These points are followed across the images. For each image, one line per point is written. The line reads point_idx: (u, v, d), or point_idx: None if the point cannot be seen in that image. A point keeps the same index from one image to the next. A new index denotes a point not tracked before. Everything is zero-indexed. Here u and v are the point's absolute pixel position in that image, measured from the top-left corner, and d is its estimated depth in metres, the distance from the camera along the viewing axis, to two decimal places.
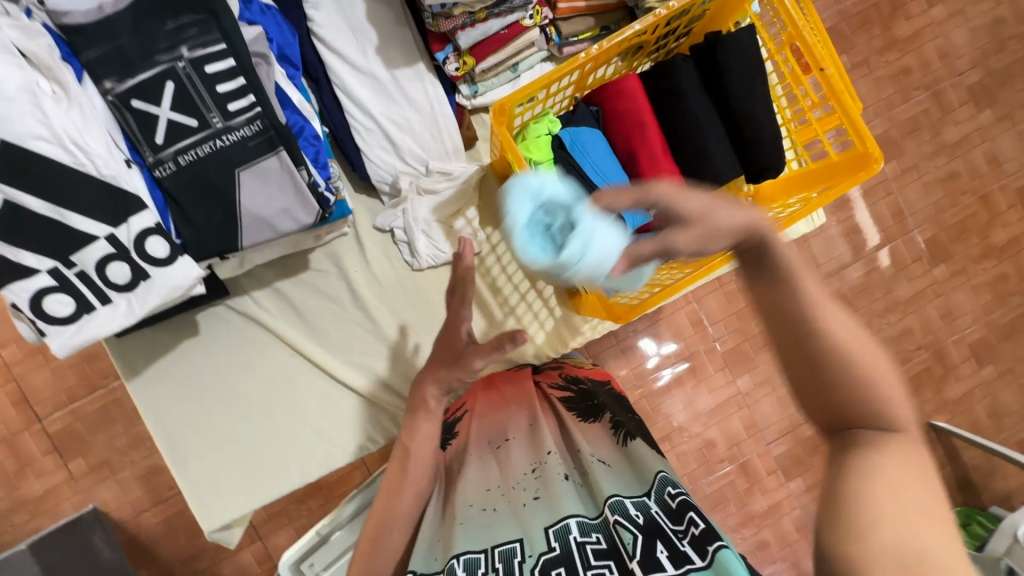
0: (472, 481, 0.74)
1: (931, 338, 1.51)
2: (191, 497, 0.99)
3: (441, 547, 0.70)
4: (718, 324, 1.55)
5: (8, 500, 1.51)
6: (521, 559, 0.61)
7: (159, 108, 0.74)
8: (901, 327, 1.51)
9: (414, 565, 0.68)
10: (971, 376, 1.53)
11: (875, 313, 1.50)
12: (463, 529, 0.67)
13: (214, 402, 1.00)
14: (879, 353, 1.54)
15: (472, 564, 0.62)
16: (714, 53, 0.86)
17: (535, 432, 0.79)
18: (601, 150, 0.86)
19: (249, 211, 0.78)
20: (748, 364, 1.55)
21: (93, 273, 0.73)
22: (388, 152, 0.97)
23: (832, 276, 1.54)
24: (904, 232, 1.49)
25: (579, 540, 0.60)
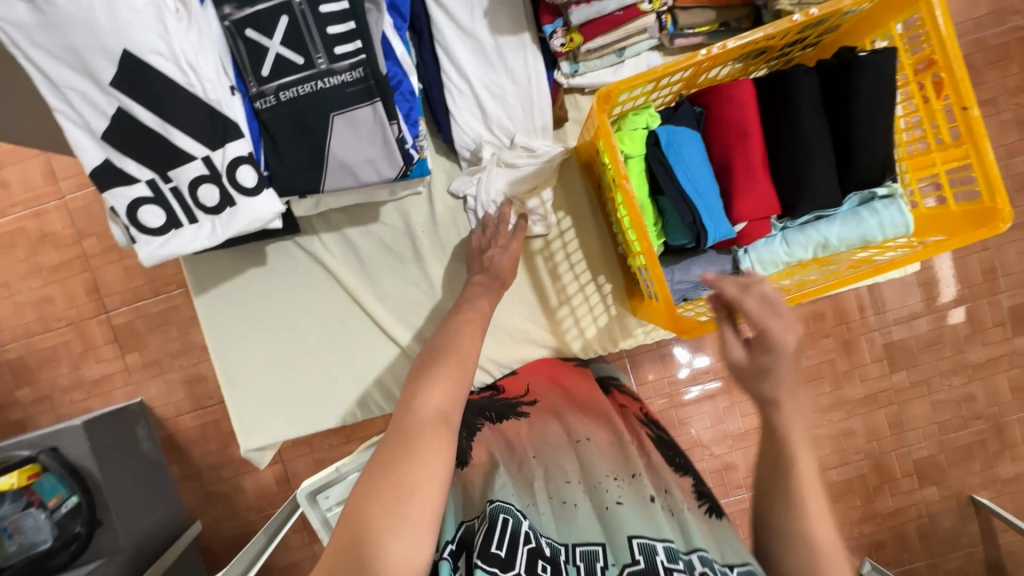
0: (552, 469, 0.76)
1: (993, 410, 1.53)
2: (235, 413, 1.05)
3: (519, 498, 0.70)
4: None
5: (70, 377, 1.64)
6: (604, 565, 0.61)
7: (270, 40, 0.74)
8: (965, 393, 1.54)
9: (494, 492, 0.70)
10: None
11: (940, 371, 1.53)
12: (543, 514, 0.68)
13: (270, 331, 1.04)
14: (935, 414, 1.54)
15: (553, 547, 0.63)
16: (846, 71, 0.78)
17: (620, 444, 0.79)
18: (697, 155, 0.83)
19: (337, 157, 0.80)
20: None
21: (186, 191, 0.76)
22: (476, 119, 0.96)
23: (900, 324, 1.51)
24: (994, 294, 1.50)
25: (666, 565, 0.58)
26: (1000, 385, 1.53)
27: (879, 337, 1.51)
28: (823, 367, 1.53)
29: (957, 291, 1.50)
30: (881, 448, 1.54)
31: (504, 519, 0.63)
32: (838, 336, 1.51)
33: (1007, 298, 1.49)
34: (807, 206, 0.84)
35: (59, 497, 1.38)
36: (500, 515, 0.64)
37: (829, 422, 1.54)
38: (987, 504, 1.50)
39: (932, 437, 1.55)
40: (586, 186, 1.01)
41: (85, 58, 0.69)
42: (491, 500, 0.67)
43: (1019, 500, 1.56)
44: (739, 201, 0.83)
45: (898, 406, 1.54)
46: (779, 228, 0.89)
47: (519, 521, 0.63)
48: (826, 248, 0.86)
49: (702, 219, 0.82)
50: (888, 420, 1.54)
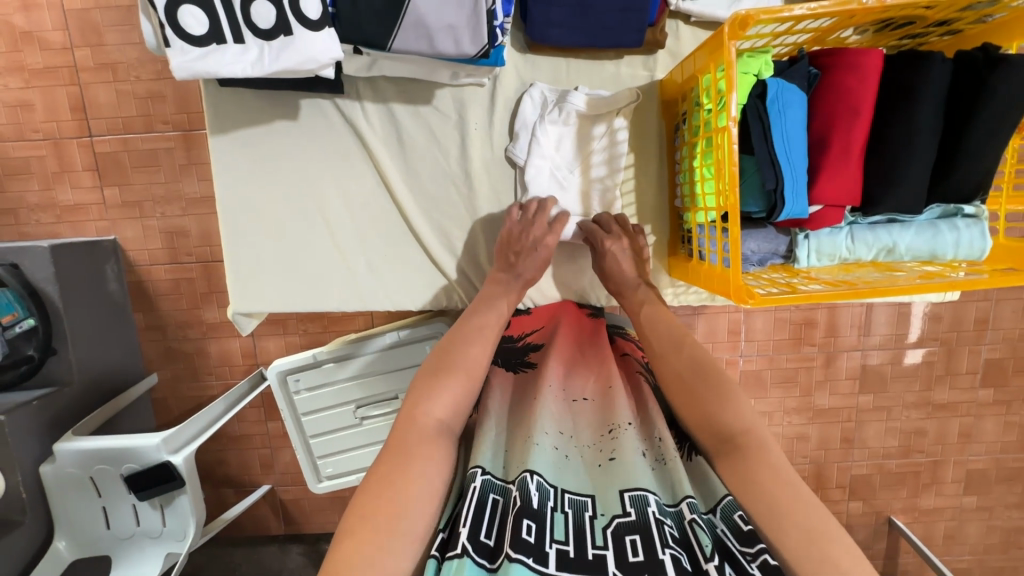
0: (547, 415, 0.74)
1: (937, 448, 1.61)
2: (231, 272, 0.98)
3: (506, 457, 0.70)
4: (752, 343, 1.53)
5: (40, 196, 1.51)
6: (592, 515, 0.63)
7: None
8: (918, 426, 1.60)
9: (478, 458, 0.68)
10: (951, 496, 1.65)
11: (904, 402, 1.58)
12: (537, 448, 0.68)
13: (286, 193, 0.95)
14: (886, 438, 1.60)
15: (543, 491, 0.62)
16: (987, 70, 0.71)
17: (614, 398, 0.78)
18: (799, 118, 0.75)
19: (417, 12, 0.69)
20: (760, 391, 1.56)
21: (236, 3, 0.65)
22: (535, 106, 0.92)
23: (880, 349, 1.54)
24: (978, 343, 1.53)
25: (656, 516, 0.60)
26: (951, 428, 1.60)
27: (859, 357, 1.54)
28: (800, 372, 1.55)
29: (947, 332, 1.53)
30: (826, 457, 1.61)
31: (493, 501, 0.63)
32: (823, 347, 1.52)
33: (987, 350, 1.53)
34: (889, 205, 0.79)
35: (14, 317, 1.31)
36: (490, 494, 0.64)
37: (791, 422, 1.58)
38: (901, 528, 1.62)
39: (874, 458, 1.62)
40: (660, 129, 0.94)
41: None
42: (475, 466, 0.66)
43: (929, 529, 1.67)
44: (823, 179, 0.78)
45: (856, 423, 1.59)
46: (848, 221, 0.84)
47: (509, 497, 0.64)
48: (890, 253, 0.82)
49: (784, 188, 0.75)
50: (842, 434, 1.59)
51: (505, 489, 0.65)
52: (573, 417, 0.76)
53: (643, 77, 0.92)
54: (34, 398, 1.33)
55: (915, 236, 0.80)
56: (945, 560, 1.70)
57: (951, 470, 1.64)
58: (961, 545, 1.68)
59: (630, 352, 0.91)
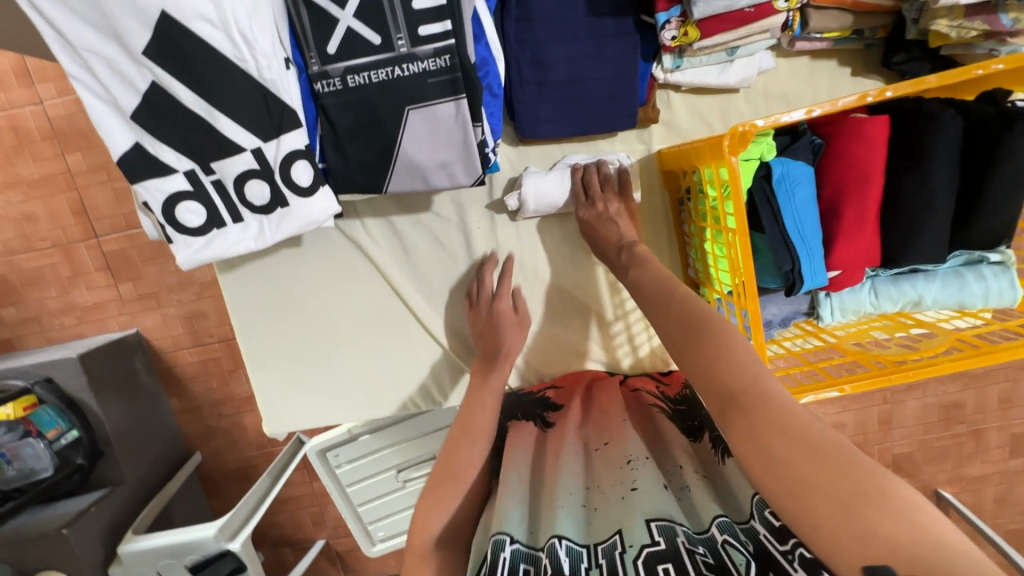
0: (568, 474, 0.73)
1: (977, 417, 1.60)
2: (261, 397, 1.00)
3: (532, 520, 0.67)
4: None
5: (58, 301, 1.54)
6: (621, 550, 0.58)
7: (341, 10, 0.60)
8: (955, 399, 1.58)
9: (501, 523, 0.65)
10: (996, 461, 1.64)
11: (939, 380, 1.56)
12: (563, 511, 0.66)
13: (302, 318, 0.96)
14: (924, 414, 1.59)
15: (574, 553, 0.59)
16: (1001, 128, 0.69)
17: (631, 438, 0.77)
18: (809, 196, 0.74)
19: (407, 158, 0.68)
20: None
21: (230, 187, 0.64)
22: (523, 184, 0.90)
23: None
24: None
25: (687, 547, 0.57)
26: (990, 396, 1.58)
27: None
28: None
29: None
30: (866, 440, 1.60)
31: (524, 570, 0.59)
32: None
33: None
34: (910, 260, 0.77)
35: (58, 430, 1.32)
36: (520, 564, 0.60)
37: (826, 412, 1.58)
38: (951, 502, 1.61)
39: (915, 436, 1.61)
40: (664, 197, 0.92)
41: (111, 17, 0.54)
42: (500, 533, 0.63)
43: (978, 495, 1.67)
44: (841, 249, 0.76)
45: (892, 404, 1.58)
46: (867, 276, 0.83)
47: (539, 564, 0.60)
48: (916, 306, 0.80)
49: (801, 269, 0.74)
50: (880, 417, 1.58)
51: (534, 556, 0.61)
52: (591, 467, 0.75)
53: (640, 150, 0.90)
54: (91, 504, 1.35)
55: (940, 288, 0.78)
56: (996, 523, 1.71)
57: (994, 436, 1.63)
58: (1013, 507, 1.68)
59: (642, 387, 0.92)
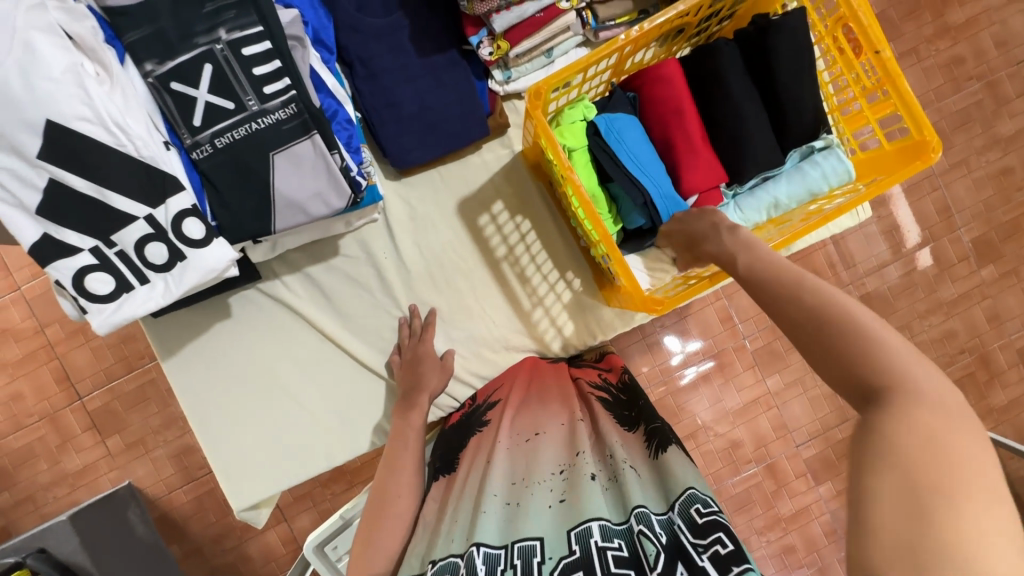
0: (494, 472, 0.73)
1: (975, 341, 1.40)
2: (222, 476, 1.01)
3: (461, 530, 0.69)
4: (749, 322, 1.42)
5: (50, 472, 1.57)
6: (540, 559, 0.59)
7: (197, 90, 0.74)
8: (943, 330, 1.40)
9: (437, 551, 0.68)
10: (1017, 382, 1.41)
11: (917, 314, 1.40)
12: (486, 516, 0.66)
13: (246, 383, 1.01)
14: None
15: (491, 558, 0.60)
16: (762, 37, 0.82)
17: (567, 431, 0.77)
18: (638, 138, 0.84)
19: (283, 195, 0.79)
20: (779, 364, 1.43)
21: (132, 253, 0.74)
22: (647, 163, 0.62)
23: (870, 275, 1.40)
24: (953, 231, 1.37)
25: (600, 545, 0.58)
26: (977, 317, 1.40)
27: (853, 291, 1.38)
28: None
29: (919, 234, 1.38)
30: None
31: None
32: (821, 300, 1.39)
33: (967, 233, 1.37)
34: (751, 169, 0.86)
35: None
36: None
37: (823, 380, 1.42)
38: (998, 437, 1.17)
39: None
40: (538, 187, 1.02)
41: (9, 135, 0.67)
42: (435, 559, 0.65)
43: (1019, 426, 1.42)
44: (686, 175, 0.85)
45: None
46: (730, 196, 0.90)
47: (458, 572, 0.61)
48: (777, 207, 0.87)
49: (652, 198, 0.83)
50: None
51: (454, 564, 0.62)
52: (520, 455, 0.76)
53: (506, 154, 1.02)
54: None
55: (789, 184, 0.86)
56: None
57: (1000, 356, 1.42)
58: None
59: (583, 376, 0.94)
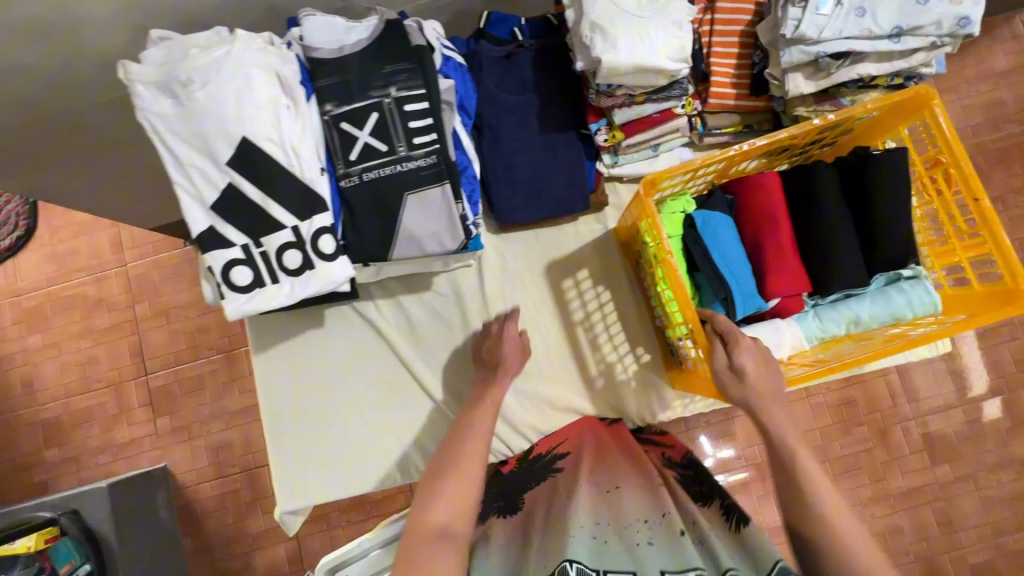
0: (581, 510, 0.77)
1: None
2: (277, 475, 1.06)
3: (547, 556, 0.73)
4: (800, 437, 1.53)
5: (99, 438, 1.66)
6: None
7: (360, 131, 0.87)
8: (1015, 490, 1.52)
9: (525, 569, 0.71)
10: None
11: (985, 467, 1.52)
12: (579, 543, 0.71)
13: (320, 390, 1.08)
14: (986, 514, 1.51)
15: None
16: (863, 167, 0.88)
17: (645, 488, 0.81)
18: (731, 237, 0.90)
19: (407, 230, 0.89)
20: (828, 488, 1.52)
21: (273, 256, 0.85)
22: None
23: (937, 414, 1.54)
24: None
25: None
26: None
27: (917, 427, 1.53)
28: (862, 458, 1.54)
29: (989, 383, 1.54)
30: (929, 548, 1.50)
31: None
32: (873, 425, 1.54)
33: None
34: (837, 284, 0.90)
35: (71, 565, 1.27)
36: None
37: (874, 516, 1.52)
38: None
39: (988, 540, 1.51)
40: (624, 264, 1.09)
41: (209, 141, 0.81)
42: None
43: None
44: (773, 278, 0.90)
45: (944, 501, 1.52)
46: (811, 305, 0.94)
47: None
48: (858, 324, 0.90)
49: (735, 294, 0.88)
50: (937, 518, 1.51)
51: None
52: (602, 502, 0.81)
53: (599, 229, 1.10)
54: None
55: (870, 305, 0.89)
56: None
57: None
58: None
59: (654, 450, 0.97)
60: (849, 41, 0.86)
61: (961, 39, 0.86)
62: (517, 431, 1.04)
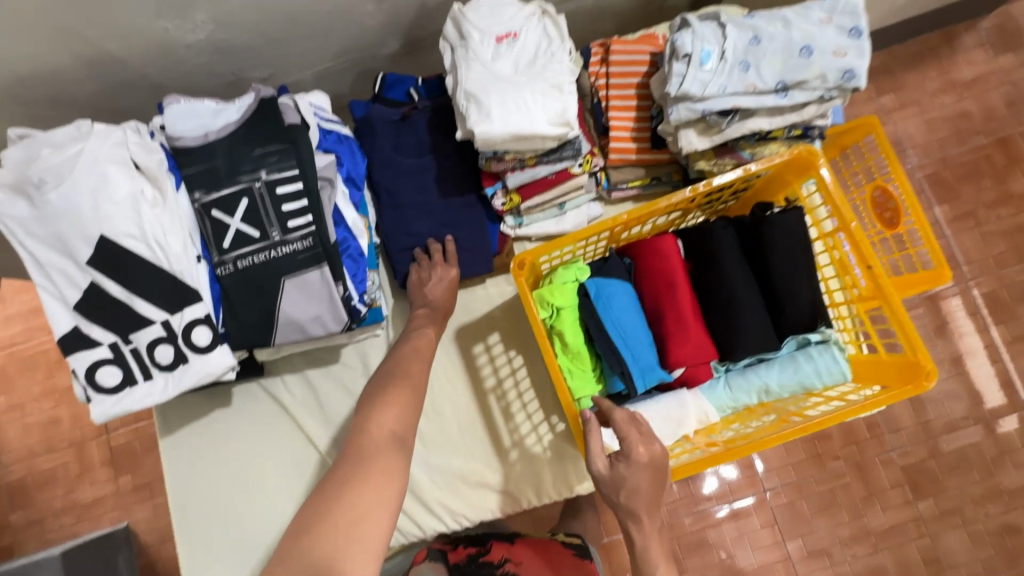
0: None
1: None
2: (184, 564, 1.02)
3: None
4: (772, 472, 1.48)
5: (63, 500, 1.65)
6: None
7: (231, 218, 0.84)
8: (1005, 523, 1.42)
9: None
10: None
11: (972, 499, 1.42)
12: None
13: (228, 473, 1.05)
14: (975, 550, 1.41)
15: None
16: (760, 227, 0.84)
17: None
18: (627, 306, 0.85)
19: (287, 315, 0.86)
20: (805, 527, 1.44)
21: (143, 352, 0.82)
22: None
23: (918, 444, 1.45)
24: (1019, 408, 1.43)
25: None
26: None
27: (897, 459, 1.45)
28: (837, 493, 1.44)
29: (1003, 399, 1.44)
30: None
31: None
32: (849, 459, 1.44)
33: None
34: (745, 350, 0.84)
35: None
36: None
37: (854, 556, 1.42)
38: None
39: None
40: (535, 327, 1.05)
41: (68, 242, 0.79)
42: None
43: None
44: (674, 347, 0.84)
45: (930, 538, 1.42)
46: (722, 371, 0.88)
47: None
48: (768, 393, 0.85)
49: (631, 369, 0.83)
50: (922, 555, 1.42)
51: None
52: None
53: (510, 290, 1.06)
54: None
55: (779, 376, 0.83)
56: None
57: None
58: None
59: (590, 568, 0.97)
60: (733, 97, 0.81)
61: (851, 92, 0.81)
62: (430, 511, 0.99)
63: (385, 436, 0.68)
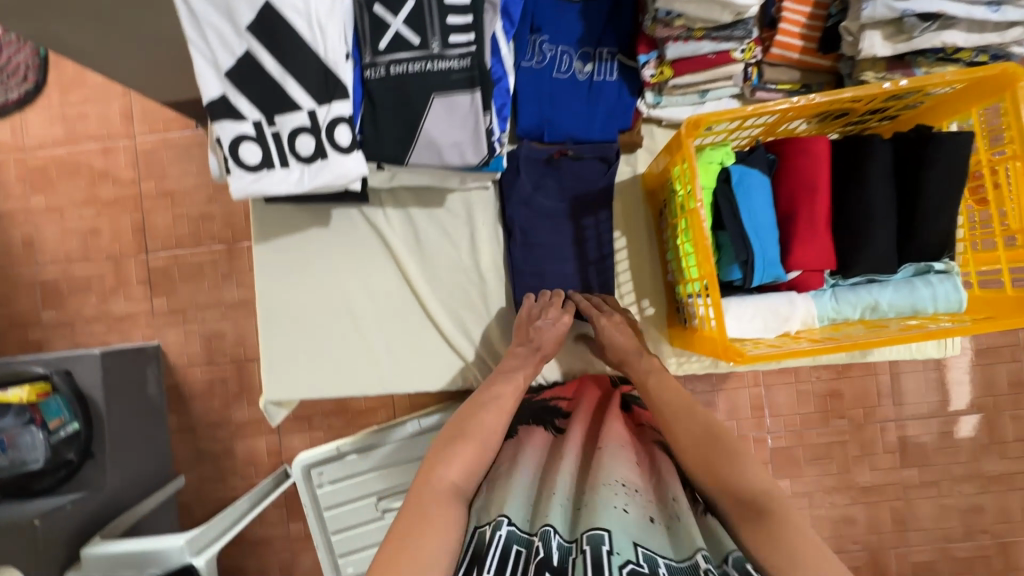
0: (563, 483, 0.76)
1: (1002, 528, 1.51)
2: (265, 364, 1.07)
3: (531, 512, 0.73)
4: (777, 418, 1.53)
5: (94, 309, 1.58)
6: (609, 550, 0.62)
7: (393, 18, 0.80)
8: (972, 502, 1.51)
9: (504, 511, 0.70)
10: None
11: (952, 476, 1.51)
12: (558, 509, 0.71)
13: (317, 290, 1.06)
14: (940, 518, 1.51)
15: (564, 548, 0.66)
16: (923, 146, 0.82)
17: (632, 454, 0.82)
18: (764, 199, 0.85)
19: (428, 135, 0.84)
20: (794, 470, 1.53)
21: (285, 138, 0.80)
22: None
23: (915, 420, 1.52)
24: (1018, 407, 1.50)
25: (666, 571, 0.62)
26: (1012, 504, 1.51)
27: (894, 429, 1.51)
28: (833, 447, 1.52)
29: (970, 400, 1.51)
30: (879, 541, 1.52)
31: (517, 552, 0.65)
32: (852, 418, 1.51)
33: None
34: (863, 267, 0.86)
35: (60, 420, 1.26)
36: (513, 546, 0.66)
37: (832, 503, 1.52)
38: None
39: (934, 542, 1.52)
40: (646, 213, 1.05)
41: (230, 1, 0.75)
42: (502, 515, 0.69)
43: None
44: (798, 248, 0.85)
45: (904, 501, 1.52)
46: (830, 284, 0.90)
47: (532, 547, 0.66)
48: (875, 310, 0.87)
49: (756, 260, 0.84)
50: (892, 514, 1.52)
51: (528, 540, 0.67)
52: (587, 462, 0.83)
53: (626, 171, 1.05)
54: (68, 501, 1.25)
55: (893, 294, 0.86)
56: None
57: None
58: None
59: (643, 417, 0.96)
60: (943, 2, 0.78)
61: None
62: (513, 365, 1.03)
63: (443, 488, 0.72)
